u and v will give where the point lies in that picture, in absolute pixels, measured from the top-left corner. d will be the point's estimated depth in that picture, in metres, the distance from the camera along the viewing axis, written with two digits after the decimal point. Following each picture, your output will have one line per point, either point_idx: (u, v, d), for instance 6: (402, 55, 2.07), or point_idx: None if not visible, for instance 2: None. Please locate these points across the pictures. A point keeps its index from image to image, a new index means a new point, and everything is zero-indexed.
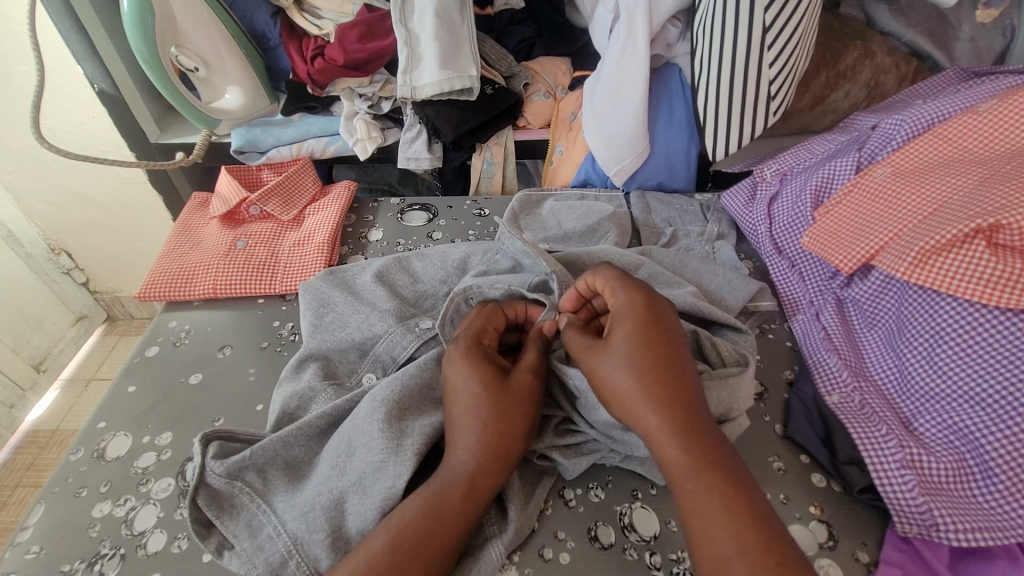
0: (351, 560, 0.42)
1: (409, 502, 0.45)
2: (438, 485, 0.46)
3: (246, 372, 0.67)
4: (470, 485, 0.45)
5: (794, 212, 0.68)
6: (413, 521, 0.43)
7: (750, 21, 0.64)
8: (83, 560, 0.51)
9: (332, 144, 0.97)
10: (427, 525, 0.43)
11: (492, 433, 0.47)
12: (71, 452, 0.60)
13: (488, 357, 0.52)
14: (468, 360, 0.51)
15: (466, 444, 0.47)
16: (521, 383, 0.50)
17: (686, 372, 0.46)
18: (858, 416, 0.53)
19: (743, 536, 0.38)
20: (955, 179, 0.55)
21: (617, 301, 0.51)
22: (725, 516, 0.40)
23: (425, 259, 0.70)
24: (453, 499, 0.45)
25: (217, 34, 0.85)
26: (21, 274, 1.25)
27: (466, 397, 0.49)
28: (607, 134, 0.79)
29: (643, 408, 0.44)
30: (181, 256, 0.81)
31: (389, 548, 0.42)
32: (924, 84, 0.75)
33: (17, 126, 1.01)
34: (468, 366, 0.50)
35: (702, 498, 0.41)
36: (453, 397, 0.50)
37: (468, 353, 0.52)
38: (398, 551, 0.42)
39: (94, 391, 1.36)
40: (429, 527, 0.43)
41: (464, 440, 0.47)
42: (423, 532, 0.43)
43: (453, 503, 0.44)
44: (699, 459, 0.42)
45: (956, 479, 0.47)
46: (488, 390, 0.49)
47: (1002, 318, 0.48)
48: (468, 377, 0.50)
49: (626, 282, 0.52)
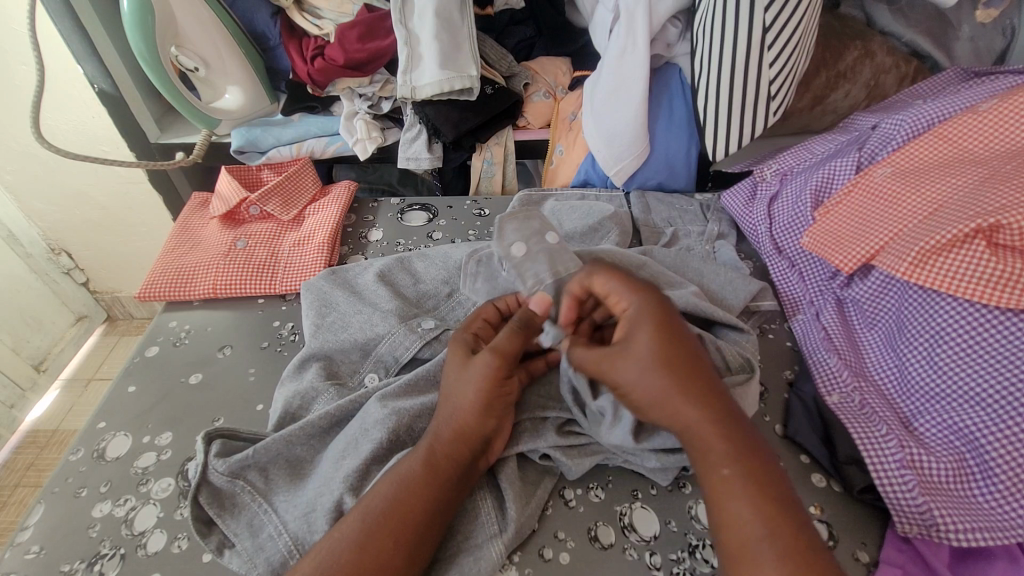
0: (333, 537, 0.43)
1: (382, 479, 0.47)
2: (406, 460, 0.47)
3: (246, 372, 0.67)
4: (430, 453, 0.47)
5: (794, 212, 0.68)
6: (382, 492, 0.45)
7: (750, 21, 0.64)
8: (83, 560, 0.51)
9: (332, 143, 0.97)
10: (393, 495, 0.45)
11: (453, 405, 0.49)
12: (71, 451, 0.60)
13: (472, 343, 0.54)
14: (450, 344, 0.54)
15: (435, 419, 0.49)
16: (483, 359, 0.50)
17: (707, 367, 0.47)
18: (859, 416, 0.52)
19: (769, 526, 0.39)
20: (955, 179, 0.55)
21: (627, 309, 0.50)
22: (758, 503, 0.40)
23: (426, 259, 0.70)
24: (416, 467, 0.46)
25: (218, 35, 0.86)
26: (21, 274, 1.25)
27: (442, 376, 0.52)
28: (607, 134, 0.79)
29: (675, 406, 0.44)
30: (180, 256, 0.81)
31: (361, 520, 0.44)
32: (923, 84, 0.75)
33: (17, 126, 1.01)
34: (447, 349, 0.54)
35: (733, 488, 0.41)
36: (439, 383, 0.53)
37: (454, 338, 0.55)
38: (365, 518, 0.44)
39: (94, 391, 1.36)
40: (399, 495, 0.45)
41: (435, 416, 0.50)
42: (391, 504, 0.44)
43: (416, 475, 0.46)
44: (738, 449, 0.42)
45: (956, 479, 0.47)
46: (458, 364, 0.51)
47: (1001, 318, 0.48)
48: (446, 360, 0.53)
49: (633, 287, 0.51)
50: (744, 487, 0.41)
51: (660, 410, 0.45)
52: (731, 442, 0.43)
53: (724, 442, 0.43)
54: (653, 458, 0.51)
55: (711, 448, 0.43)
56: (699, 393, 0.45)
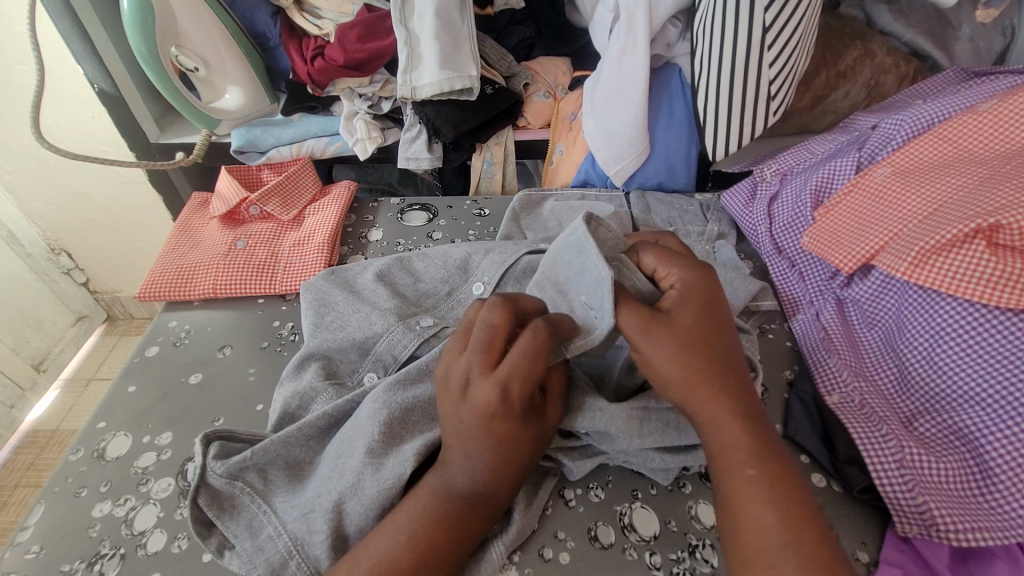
0: (363, 554, 0.43)
1: (415, 507, 0.45)
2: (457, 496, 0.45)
3: (247, 372, 0.67)
4: (489, 502, 0.46)
5: (794, 212, 0.68)
6: (427, 526, 0.44)
7: (750, 21, 0.64)
8: (83, 560, 0.51)
9: (332, 144, 0.97)
10: (442, 532, 0.44)
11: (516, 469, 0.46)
12: (71, 451, 0.60)
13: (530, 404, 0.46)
14: (513, 416, 0.44)
15: (500, 477, 0.46)
16: (552, 417, 0.48)
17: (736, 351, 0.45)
18: (859, 415, 0.52)
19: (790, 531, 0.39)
20: (955, 179, 0.55)
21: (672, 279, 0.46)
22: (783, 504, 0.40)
23: (426, 259, 0.70)
24: (473, 512, 0.45)
25: (218, 35, 0.86)
26: (21, 273, 1.25)
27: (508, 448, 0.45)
28: (607, 134, 0.79)
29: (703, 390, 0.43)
30: (180, 256, 0.81)
31: (407, 552, 0.42)
32: (923, 84, 0.75)
33: (17, 126, 1.01)
34: (512, 421, 0.44)
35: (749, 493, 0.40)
36: (484, 442, 0.45)
37: (517, 411, 0.44)
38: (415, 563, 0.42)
39: (93, 391, 1.36)
40: (447, 531, 0.44)
41: (500, 475, 0.46)
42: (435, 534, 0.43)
43: (480, 520, 0.45)
44: (762, 450, 0.42)
45: (955, 479, 0.47)
46: (538, 438, 0.47)
47: (1001, 318, 0.48)
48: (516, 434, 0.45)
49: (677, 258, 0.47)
50: (762, 489, 0.40)
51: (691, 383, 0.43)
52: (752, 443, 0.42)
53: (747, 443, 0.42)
54: (657, 458, 0.51)
55: (731, 450, 0.42)
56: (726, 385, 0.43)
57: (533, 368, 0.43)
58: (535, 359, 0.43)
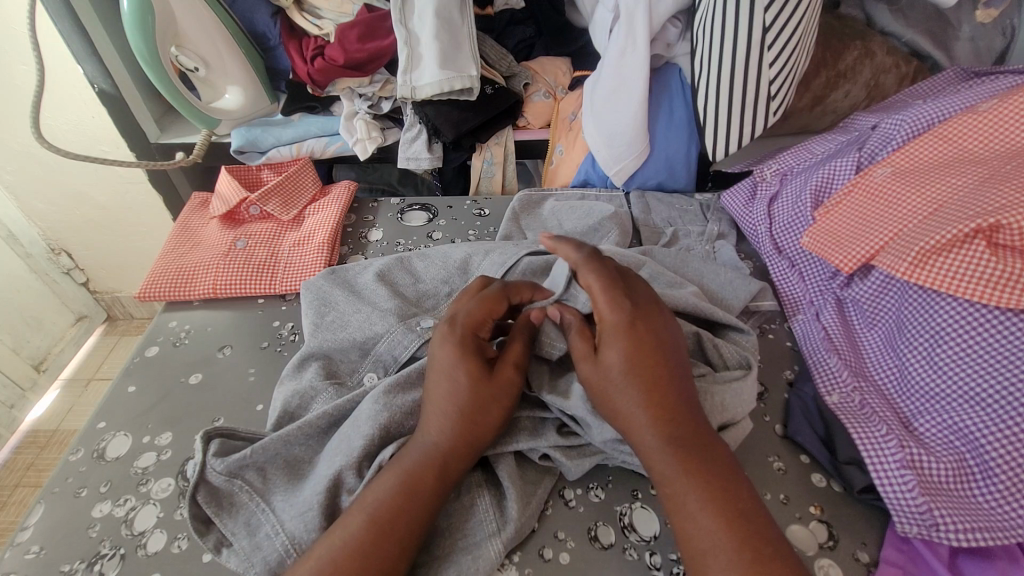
0: (333, 535, 0.43)
1: (378, 480, 0.45)
2: (410, 459, 0.46)
3: (247, 372, 0.67)
4: (441, 462, 0.46)
5: (794, 212, 0.68)
6: (388, 500, 0.44)
7: (750, 22, 0.64)
8: (83, 560, 0.51)
9: (332, 143, 0.97)
10: (403, 504, 0.44)
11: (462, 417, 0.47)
12: (70, 451, 0.60)
13: (478, 345, 0.50)
14: (457, 346, 0.50)
15: (440, 424, 0.47)
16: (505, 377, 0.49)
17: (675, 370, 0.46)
18: (859, 416, 0.52)
19: (719, 532, 0.40)
20: (955, 179, 0.55)
21: (603, 316, 0.49)
22: (709, 516, 0.41)
23: (426, 259, 0.70)
24: (432, 474, 0.46)
25: (218, 35, 0.86)
26: (21, 274, 1.25)
27: (446, 388, 0.48)
28: (607, 134, 0.79)
29: (630, 405, 0.45)
30: (180, 256, 0.81)
31: (367, 530, 0.42)
32: (923, 84, 0.75)
33: (17, 126, 1.01)
34: (456, 355, 0.49)
35: (683, 494, 0.42)
36: (436, 381, 0.49)
37: (459, 336, 0.50)
38: (372, 531, 0.42)
39: (94, 391, 1.36)
40: (404, 505, 0.44)
41: (440, 421, 0.48)
42: (397, 509, 0.44)
43: (427, 482, 0.45)
44: (694, 470, 0.42)
45: (957, 479, 0.47)
46: (476, 380, 0.48)
47: (1002, 318, 0.48)
48: (453, 364, 0.49)
49: (612, 295, 0.49)
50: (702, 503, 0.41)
51: (616, 400, 0.46)
52: (679, 456, 0.43)
53: (681, 452, 0.43)
54: None
55: (664, 475, 0.43)
56: (665, 402, 0.45)
57: (479, 314, 0.53)
58: (481, 305, 0.53)
